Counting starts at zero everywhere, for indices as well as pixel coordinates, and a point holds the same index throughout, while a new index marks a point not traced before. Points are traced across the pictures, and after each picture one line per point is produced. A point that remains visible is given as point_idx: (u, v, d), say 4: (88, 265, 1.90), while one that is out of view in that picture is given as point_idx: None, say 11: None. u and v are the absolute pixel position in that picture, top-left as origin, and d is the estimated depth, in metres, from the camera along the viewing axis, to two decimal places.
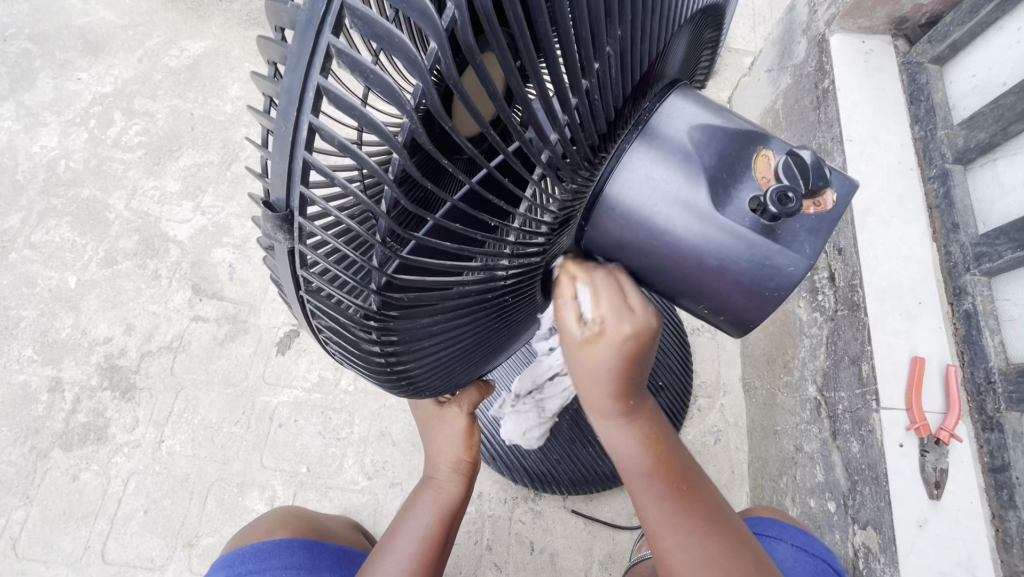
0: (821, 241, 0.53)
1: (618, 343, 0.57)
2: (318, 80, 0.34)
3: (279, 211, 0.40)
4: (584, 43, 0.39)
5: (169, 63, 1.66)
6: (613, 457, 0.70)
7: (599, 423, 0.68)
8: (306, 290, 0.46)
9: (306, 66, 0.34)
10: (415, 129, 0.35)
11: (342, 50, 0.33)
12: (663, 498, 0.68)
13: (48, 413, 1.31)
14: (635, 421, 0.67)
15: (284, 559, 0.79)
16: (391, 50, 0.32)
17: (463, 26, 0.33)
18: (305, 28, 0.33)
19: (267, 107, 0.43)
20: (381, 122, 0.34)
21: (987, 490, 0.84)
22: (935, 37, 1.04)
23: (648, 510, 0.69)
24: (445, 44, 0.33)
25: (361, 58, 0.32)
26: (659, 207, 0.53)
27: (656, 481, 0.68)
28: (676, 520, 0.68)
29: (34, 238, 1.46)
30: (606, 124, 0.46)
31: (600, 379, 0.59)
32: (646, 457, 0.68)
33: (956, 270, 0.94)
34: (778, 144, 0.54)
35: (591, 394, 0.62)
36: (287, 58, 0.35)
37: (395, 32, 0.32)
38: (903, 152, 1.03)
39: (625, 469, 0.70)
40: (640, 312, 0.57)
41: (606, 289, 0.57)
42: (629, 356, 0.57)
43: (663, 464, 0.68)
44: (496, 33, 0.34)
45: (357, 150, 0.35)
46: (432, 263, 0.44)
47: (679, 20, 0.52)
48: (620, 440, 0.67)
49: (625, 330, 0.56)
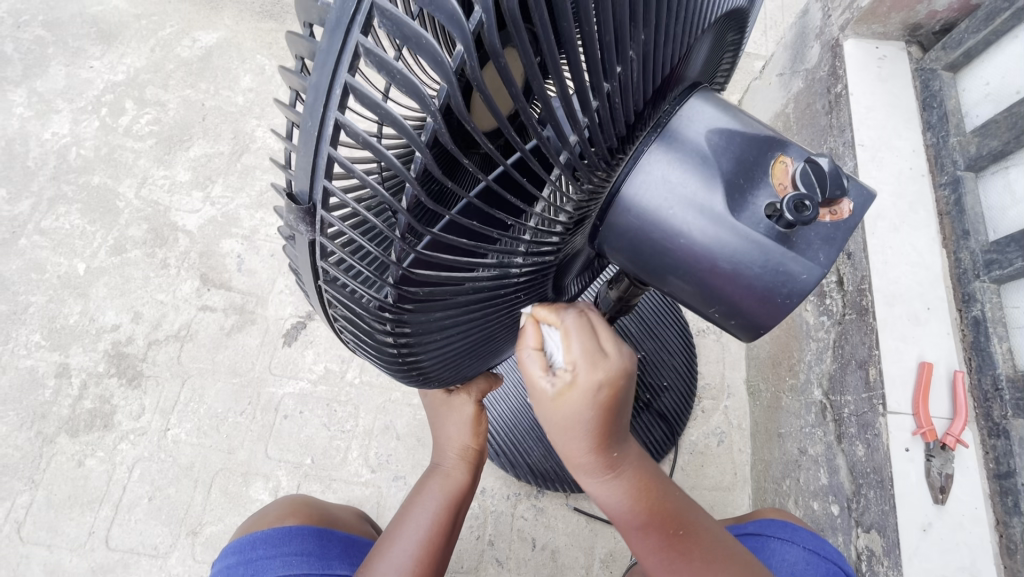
0: (836, 249, 0.54)
1: (591, 395, 0.56)
2: (346, 77, 0.34)
3: (302, 204, 0.40)
4: (607, 47, 0.39)
5: (181, 53, 1.66)
6: (604, 508, 0.68)
7: (585, 481, 0.65)
8: (324, 279, 0.47)
9: (333, 64, 0.34)
10: (440, 129, 0.35)
11: (369, 48, 0.33)
12: (662, 547, 0.69)
13: (55, 399, 1.32)
14: (623, 477, 0.64)
15: (296, 546, 0.79)
16: (417, 49, 0.32)
17: (490, 29, 0.33)
18: (334, 28, 0.34)
19: (293, 100, 0.44)
20: (406, 120, 0.34)
21: (991, 496, 0.85)
22: (948, 44, 1.04)
23: (646, 555, 0.70)
24: (472, 47, 0.32)
25: (387, 57, 0.32)
26: (674, 210, 0.53)
27: (650, 533, 0.68)
28: (675, 566, 0.69)
29: (44, 224, 1.47)
30: (625, 127, 0.46)
31: (579, 432, 0.58)
32: (636, 513, 0.66)
33: (965, 277, 0.95)
34: (796, 151, 0.54)
35: (573, 450, 0.60)
36: (316, 54, 0.35)
37: (423, 32, 0.32)
38: (914, 158, 1.04)
39: (617, 521, 0.69)
40: (612, 358, 0.57)
41: (580, 346, 0.57)
42: (603, 406, 0.56)
43: (654, 514, 0.67)
44: (522, 36, 0.34)
45: (381, 148, 0.35)
46: (448, 258, 0.44)
47: (702, 25, 0.52)
48: (608, 496, 0.65)
49: (598, 383, 0.56)
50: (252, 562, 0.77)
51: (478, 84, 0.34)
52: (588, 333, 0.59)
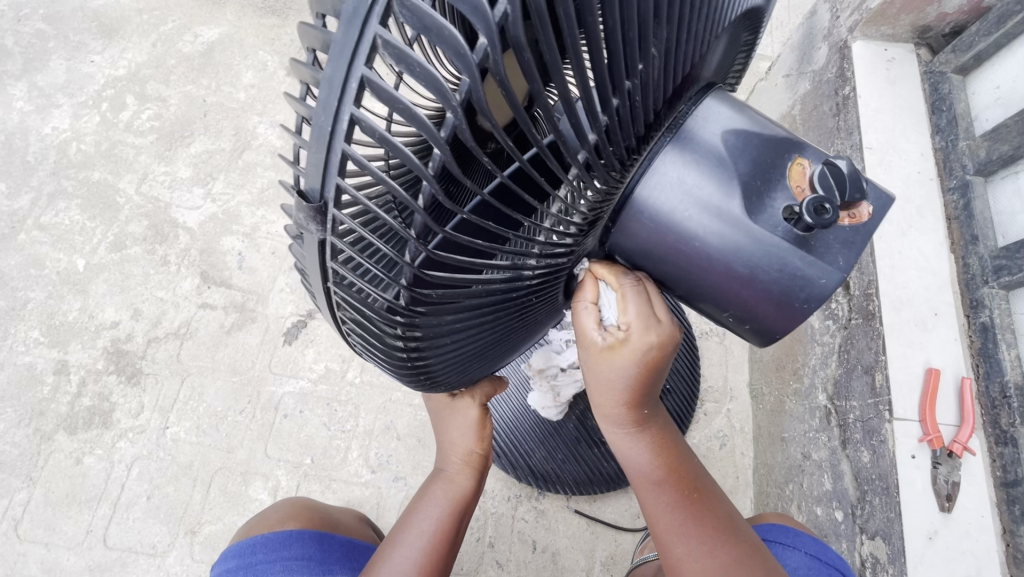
0: (854, 254, 0.53)
1: (638, 351, 0.61)
2: (363, 70, 0.33)
3: (313, 202, 0.39)
4: (631, 43, 0.38)
5: (183, 48, 1.65)
6: (623, 464, 0.73)
7: (609, 430, 0.71)
8: (333, 281, 0.46)
9: (350, 57, 0.33)
10: (460, 125, 0.34)
11: (389, 41, 0.32)
12: (674, 506, 0.71)
13: (53, 396, 1.31)
14: (647, 432, 0.70)
15: (295, 550, 0.79)
16: (439, 41, 0.31)
17: (515, 22, 0.32)
18: (352, 20, 0.33)
19: (303, 95, 0.43)
20: (425, 116, 0.33)
21: (998, 504, 0.84)
22: (959, 47, 1.03)
23: (657, 516, 0.71)
24: (496, 40, 0.31)
25: (407, 49, 0.31)
26: (689, 212, 0.52)
27: (666, 490, 0.71)
28: (685, 529, 0.70)
29: (44, 220, 1.46)
30: (644, 126, 0.45)
31: (620, 383, 0.64)
32: (655, 466, 0.71)
33: (973, 282, 0.94)
34: (814, 152, 0.53)
35: (609, 394, 0.65)
36: (331, 46, 0.34)
37: (446, 24, 0.31)
38: (923, 162, 1.03)
39: (636, 477, 0.73)
40: (664, 322, 0.61)
41: (636, 305, 0.59)
42: (647, 362, 0.62)
43: (671, 471, 0.71)
44: (546, 30, 0.33)
45: (399, 145, 0.34)
46: (462, 259, 0.43)
47: (719, 25, 0.51)
48: (630, 449, 0.71)
49: (646, 342, 0.60)
50: (251, 566, 0.77)
51: (500, 80, 0.33)
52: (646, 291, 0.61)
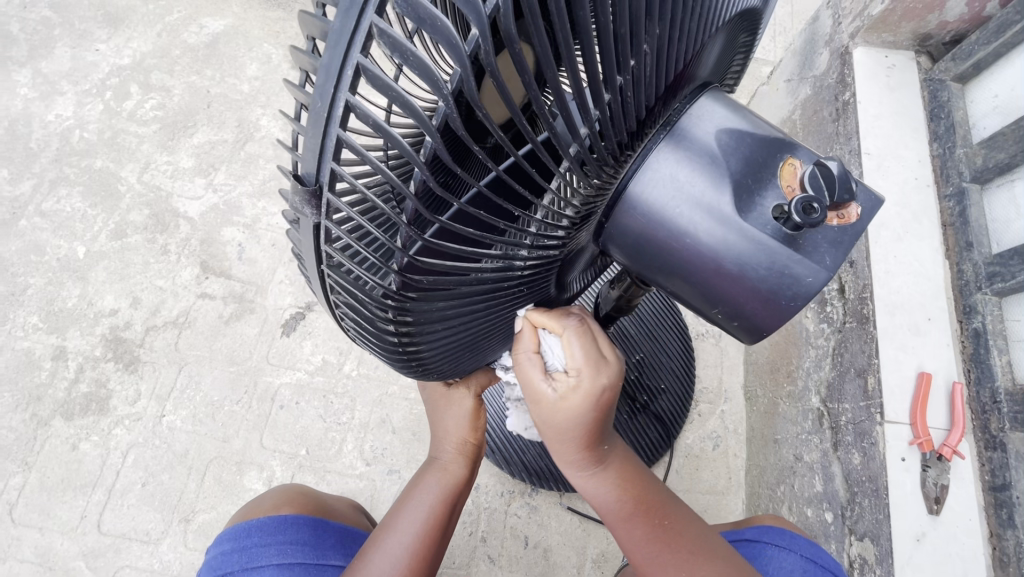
0: (842, 253, 0.53)
1: (591, 393, 0.62)
2: (359, 57, 0.34)
3: (308, 186, 0.40)
4: (623, 39, 0.39)
5: (188, 39, 1.65)
6: (592, 503, 0.75)
7: (574, 475, 0.73)
8: (327, 264, 0.46)
9: (347, 44, 0.34)
10: (451, 114, 0.34)
11: (383, 29, 0.32)
12: (648, 535, 0.73)
13: (51, 381, 1.31)
14: (609, 469, 0.73)
15: (291, 535, 0.79)
16: (432, 32, 0.32)
17: (507, 14, 0.32)
18: (350, 8, 0.33)
19: (303, 82, 0.43)
20: (417, 104, 0.34)
21: (985, 508, 0.85)
22: (959, 55, 1.04)
23: (634, 549, 0.73)
24: (487, 31, 0.32)
25: (400, 38, 0.32)
26: (681, 209, 0.53)
27: (635, 520, 0.73)
28: (661, 559, 0.72)
29: (45, 206, 1.46)
30: (636, 121, 0.46)
31: (576, 428, 0.64)
32: (620, 499, 0.73)
33: (967, 289, 0.94)
34: (806, 153, 0.54)
35: (563, 442, 0.67)
36: (329, 34, 0.35)
37: (438, 15, 0.31)
38: (920, 168, 1.03)
39: (606, 514, 0.75)
40: (610, 361, 0.64)
41: (578, 346, 0.62)
42: (599, 404, 0.63)
43: (640, 502, 0.74)
44: (538, 23, 0.33)
45: (393, 132, 0.35)
46: (455, 247, 0.44)
47: (715, 25, 0.52)
48: (597, 492, 0.73)
49: (599, 382, 0.62)
50: (246, 549, 0.77)
51: (492, 70, 0.33)
52: (589, 333, 0.64)
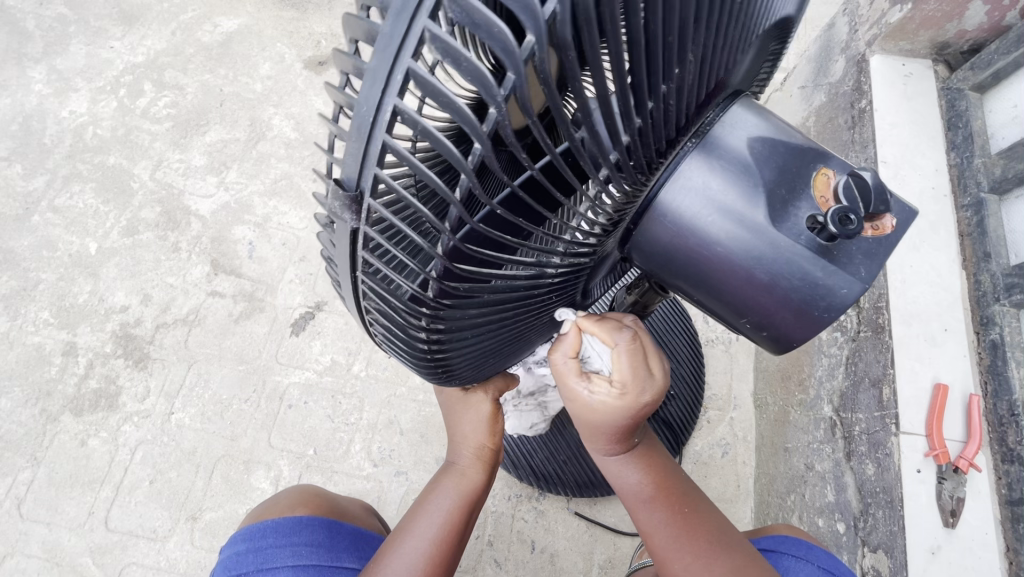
0: (876, 265, 0.53)
1: (634, 405, 0.63)
2: (409, 62, 0.34)
3: (349, 191, 0.40)
4: (670, 47, 0.38)
5: (202, 38, 1.66)
6: (616, 486, 0.75)
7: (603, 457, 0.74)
8: (362, 270, 0.46)
9: (398, 48, 0.34)
10: (501, 120, 0.34)
11: (437, 34, 0.32)
12: (667, 520, 0.72)
13: (60, 376, 1.32)
14: (636, 452, 0.73)
15: (305, 536, 0.79)
16: (488, 38, 0.32)
17: (564, 21, 0.32)
18: (402, 12, 0.33)
19: (342, 85, 0.43)
20: (469, 110, 0.34)
21: (1002, 522, 0.84)
22: (977, 64, 1.04)
23: (652, 535, 0.73)
24: (543, 39, 0.32)
25: (454, 44, 0.32)
26: (712, 218, 0.52)
27: (655, 504, 0.73)
28: (679, 546, 0.72)
29: (58, 202, 1.47)
30: (674, 130, 0.46)
31: (614, 429, 0.66)
32: (643, 483, 0.73)
33: (985, 300, 0.94)
34: (838, 163, 0.53)
35: (597, 435, 0.68)
36: (378, 38, 0.35)
37: (496, 21, 0.31)
38: (937, 177, 1.03)
39: (626, 496, 0.75)
40: (655, 378, 0.64)
41: (627, 357, 0.62)
42: (638, 414, 0.64)
43: (662, 487, 0.73)
44: (592, 30, 0.33)
45: (441, 137, 0.35)
46: (491, 253, 0.44)
47: (750, 34, 0.52)
48: (622, 475, 0.73)
49: (646, 394, 0.63)
50: (259, 550, 0.77)
51: (545, 78, 0.33)
52: (639, 347, 0.64)
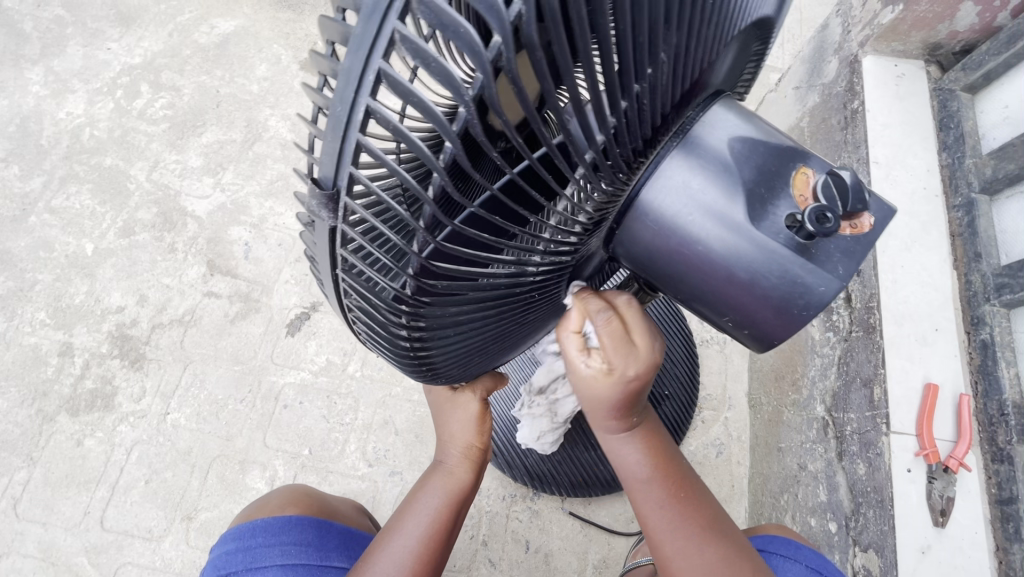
0: (855, 263, 0.53)
1: (623, 380, 0.61)
2: (380, 63, 0.34)
3: (326, 190, 0.40)
4: (641, 47, 0.39)
5: (199, 39, 1.66)
6: (617, 464, 0.74)
7: (605, 434, 0.72)
8: (342, 269, 0.47)
9: (369, 49, 0.34)
10: (472, 119, 0.35)
11: (406, 35, 0.33)
12: (665, 502, 0.72)
13: (57, 377, 1.32)
14: (638, 430, 0.72)
15: (295, 536, 0.80)
16: (455, 39, 0.32)
17: (530, 21, 0.32)
18: (373, 13, 0.34)
19: (321, 85, 0.44)
20: (439, 109, 0.34)
21: (992, 521, 0.84)
22: (968, 65, 1.04)
23: (650, 516, 0.73)
24: (510, 39, 0.32)
25: (422, 45, 0.32)
26: (692, 217, 0.53)
27: (655, 486, 0.72)
28: (675, 528, 0.72)
29: (55, 203, 1.48)
30: (651, 129, 0.46)
31: (606, 406, 0.63)
32: (646, 462, 0.72)
33: (975, 300, 0.94)
34: (818, 162, 0.54)
35: (596, 412, 0.65)
36: (351, 39, 0.35)
37: (462, 21, 0.32)
38: (929, 178, 1.03)
39: (626, 476, 0.74)
40: (643, 351, 0.61)
41: (610, 333, 0.60)
42: (630, 390, 0.62)
43: (662, 468, 0.73)
44: (559, 30, 0.34)
45: (413, 137, 0.35)
46: (469, 251, 0.44)
47: (729, 35, 0.52)
48: (624, 454, 0.72)
49: (633, 367, 0.60)
50: (250, 549, 0.77)
51: (513, 78, 0.34)
52: (623, 323, 0.62)
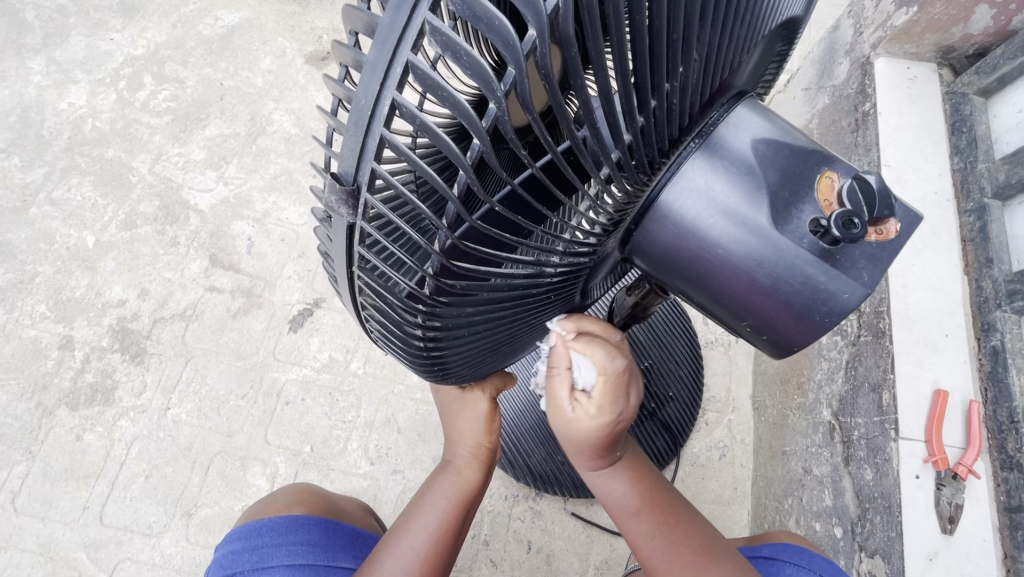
0: (880, 270, 0.52)
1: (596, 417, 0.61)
2: (409, 55, 0.33)
3: (346, 185, 0.39)
4: (673, 44, 0.38)
5: (202, 31, 1.65)
6: (604, 499, 0.74)
7: (587, 472, 0.72)
8: (358, 265, 0.46)
9: (398, 39, 0.34)
10: (502, 116, 0.33)
11: (437, 26, 0.32)
12: (657, 531, 0.73)
13: (56, 370, 1.31)
14: (621, 466, 0.72)
15: (301, 536, 0.79)
16: (490, 32, 0.32)
17: (566, 15, 0.32)
18: (402, 4, 0.33)
19: (342, 76, 0.43)
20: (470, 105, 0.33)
21: (1000, 529, 0.83)
22: (982, 69, 1.03)
23: (645, 546, 0.73)
24: (546, 33, 0.31)
25: (456, 36, 0.32)
26: (713, 221, 0.52)
27: (644, 516, 0.73)
28: (669, 556, 0.72)
29: (56, 195, 1.46)
30: (676, 129, 0.45)
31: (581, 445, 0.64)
32: (631, 495, 0.72)
33: (986, 305, 0.93)
34: (843, 166, 0.53)
35: (580, 453, 0.66)
36: (377, 30, 0.35)
37: (497, 13, 0.31)
38: (940, 182, 1.02)
39: (615, 510, 0.74)
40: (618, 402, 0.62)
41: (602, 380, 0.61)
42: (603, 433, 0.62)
43: (650, 499, 0.73)
44: (595, 25, 0.33)
45: (442, 133, 0.34)
46: (489, 252, 0.43)
47: (757, 34, 0.51)
48: (611, 490, 0.72)
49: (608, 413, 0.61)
50: (256, 549, 0.77)
51: (546, 74, 0.33)
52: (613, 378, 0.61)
